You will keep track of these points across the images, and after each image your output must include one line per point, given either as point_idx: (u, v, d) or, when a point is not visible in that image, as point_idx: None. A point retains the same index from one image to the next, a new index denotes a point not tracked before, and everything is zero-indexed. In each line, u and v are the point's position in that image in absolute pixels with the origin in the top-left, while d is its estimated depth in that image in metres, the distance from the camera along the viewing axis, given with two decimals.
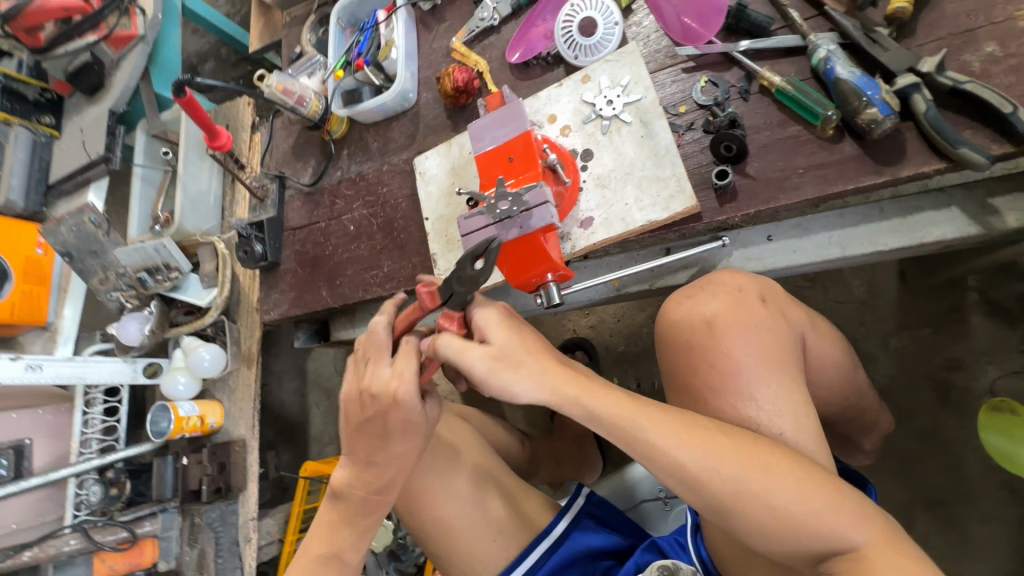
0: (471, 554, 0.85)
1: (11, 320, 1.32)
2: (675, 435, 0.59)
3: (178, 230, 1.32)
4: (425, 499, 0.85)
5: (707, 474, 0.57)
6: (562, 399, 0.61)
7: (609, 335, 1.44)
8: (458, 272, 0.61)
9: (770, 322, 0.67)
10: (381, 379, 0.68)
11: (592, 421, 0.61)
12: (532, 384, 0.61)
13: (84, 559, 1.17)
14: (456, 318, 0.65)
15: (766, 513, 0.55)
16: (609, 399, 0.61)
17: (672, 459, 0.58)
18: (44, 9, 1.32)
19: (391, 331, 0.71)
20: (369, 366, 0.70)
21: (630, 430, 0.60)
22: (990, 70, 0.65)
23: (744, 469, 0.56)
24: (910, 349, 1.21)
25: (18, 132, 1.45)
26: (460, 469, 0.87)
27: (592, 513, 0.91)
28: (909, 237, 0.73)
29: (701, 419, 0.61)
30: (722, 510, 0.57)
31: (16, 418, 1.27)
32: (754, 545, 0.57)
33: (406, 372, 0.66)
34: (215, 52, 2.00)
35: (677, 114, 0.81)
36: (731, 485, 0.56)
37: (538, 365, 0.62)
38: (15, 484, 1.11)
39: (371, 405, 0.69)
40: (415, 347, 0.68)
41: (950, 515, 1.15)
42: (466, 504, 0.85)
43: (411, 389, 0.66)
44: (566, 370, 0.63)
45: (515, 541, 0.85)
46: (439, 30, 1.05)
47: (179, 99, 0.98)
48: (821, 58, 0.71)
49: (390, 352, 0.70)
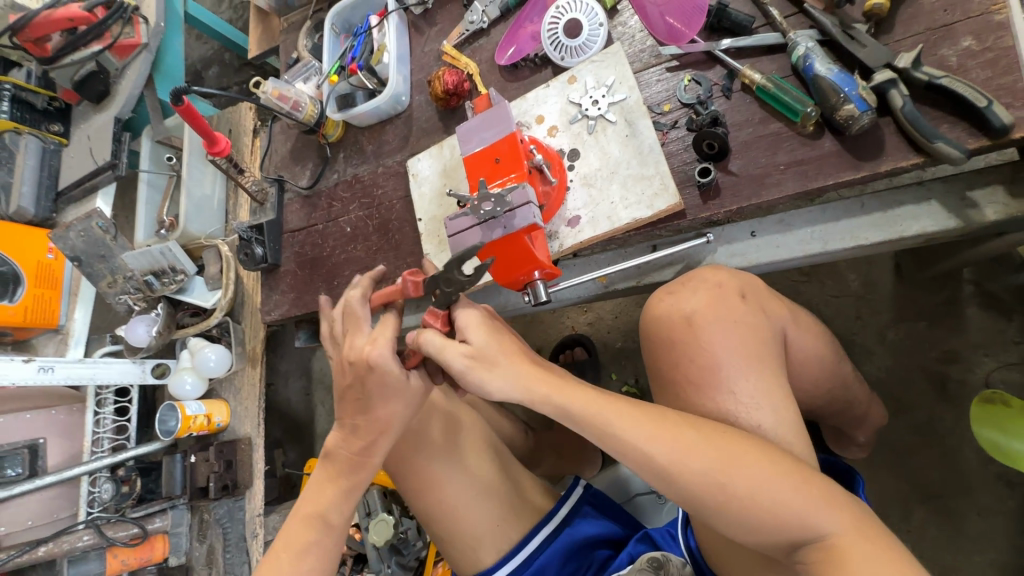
0: (473, 538, 0.87)
1: (25, 323, 1.37)
2: (646, 429, 0.62)
3: (182, 233, 1.35)
4: (429, 484, 0.87)
5: (675, 467, 0.60)
6: (535, 397, 0.66)
7: (606, 332, 1.45)
8: (445, 275, 0.67)
9: (749, 317, 0.69)
10: (359, 344, 0.73)
11: (566, 418, 0.66)
12: (508, 382, 0.66)
13: (97, 554, 1.21)
14: (441, 313, 0.71)
15: (733, 503, 0.58)
16: (582, 396, 0.65)
17: (641, 453, 0.62)
18: (49, 20, 1.34)
19: (368, 305, 0.76)
20: (348, 335, 0.75)
21: (603, 426, 0.64)
22: (967, 64, 0.66)
23: (711, 460, 0.59)
24: (906, 342, 1.21)
25: (28, 140, 1.50)
26: (464, 456, 0.89)
27: (592, 501, 0.94)
28: (890, 231, 0.75)
29: (673, 415, 0.64)
30: (691, 501, 0.60)
31: (30, 418, 1.31)
32: (725, 532, 0.61)
33: (383, 338, 0.71)
34: (218, 57, 2.03)
35: (661, 113, 0.83)
36: (700, 476, 0.60)
37: (512, 365, 0.66)
38: (30, 483, 1.15)
39: (349, 370, 0.73)
40: (393, 322, 0.73)
41: (947, 508, 1.15)
42: (469, 490, 0.87)
43: (386, 352, 0.70)
44: (539, 370, 0.67)
45: (517, 527, 0.88)
46: (431, 33, 1.07)
47: (177, 106, 1.00)
48: (800, 55, 0.72)
49: (367, 323, 0.75)
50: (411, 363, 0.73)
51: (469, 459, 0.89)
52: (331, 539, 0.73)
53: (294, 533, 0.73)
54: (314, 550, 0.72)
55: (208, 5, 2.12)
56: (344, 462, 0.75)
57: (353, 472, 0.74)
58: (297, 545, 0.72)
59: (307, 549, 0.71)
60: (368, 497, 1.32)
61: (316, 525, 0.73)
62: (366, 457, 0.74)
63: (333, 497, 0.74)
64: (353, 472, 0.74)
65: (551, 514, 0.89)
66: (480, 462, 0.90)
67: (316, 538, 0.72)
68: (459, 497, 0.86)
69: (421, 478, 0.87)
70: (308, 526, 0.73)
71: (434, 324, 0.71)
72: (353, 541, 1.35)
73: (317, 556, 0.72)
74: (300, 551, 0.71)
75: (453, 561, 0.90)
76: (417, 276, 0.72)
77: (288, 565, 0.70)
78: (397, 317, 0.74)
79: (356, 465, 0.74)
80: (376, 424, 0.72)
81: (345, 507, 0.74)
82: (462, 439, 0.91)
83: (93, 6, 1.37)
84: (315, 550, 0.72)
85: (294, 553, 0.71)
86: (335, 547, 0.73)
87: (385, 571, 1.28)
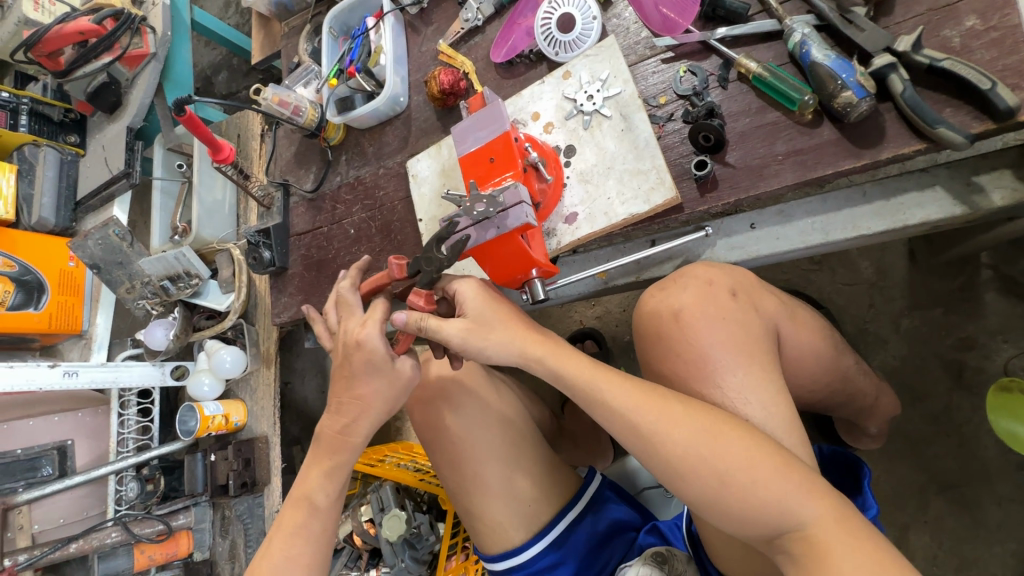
0: (498, 514, 0.87)
1: (50, 329, 1.42)
2: (630, 396, 0.65)
3: (195, 239, 1.38)
4: (460, 457, 0.89)
5: (659, 437, 0.62)
6: (529, 359, 0.69)
7: (615, 325, 1.44)
8: (426, 255, 0.70)
9: (739, 314, 0.70)
10: (353, 325, 0.76)
11: (559, 382, 0.69)
12: (502, 346, 0.69)
13: (125, 551, 1.26)
14: (424, 293, 0.72)
15: (712, 478, 0.60)
16: (573, 364, 0.68)
17: (628, 420, 0.64)
18: (60, 35, 1.38)
19: (357, 293, 0.79)
20: (343, 319, 0.78)
21: (591, 391, 0.67)
22: (970, 44, 0.65)
23: (692, 434, 0.62)
24: (920, 330, 1.18)
25: (47, 152, 1.54)
26: (495, 430, 0.89)
27: (610, 485, 0.96)
28: (893, 220, 0.73)
29: (662, 389, 0.66)
30: (674, 474, 0.62)
31: (58, 421, 1.38)
32: (703, 513, 0.62)
33: (373, 320, 0.74)
34: (226, 63, 2.05)
35: (657, 106, 0.82)
36: (681, 448, 0.62)
37: (507, 331, 0.69)
38: (61, 483, 1.20)
39: (341, 350, 0.76)
40: (383, 305, 0.75)
41: (964, 498, 1.12)
42: (495, 473, 0.87)
43: (375, 332, 0.73)
44: (533, 335, 0.70)
45: (547, 509, 0.88)
46: (427, 33, 1.07)
47: (180, 117, 1.03)
48: (796, 42, 0.70)
49: (360, 309, 0.78)
50: (400, 349, 0.76)
51: (500, 434, 0.89)
52: (317, 522, 0.74)
53: (285, 517, 0.75)
54: (301, 534, 0.73)
55: (214, 12, 2.15)
56: (329, 442, 0.77)
57: (336, 451, 0.77)
58: (289, 526, 0.74)
59: (297, 534, 0.73)
60: (382, 493, 1.34)
61: (303, 507, 0.75)
62: (348, 435, 0.76)
63: (318, 477, 0.76)
64: (336, 450, 0.77)
65: (580, 493, 0.90)
66: (511, 437, 0.89)
67: (303, 521, 0.74)
68: (489, 471, 0.87)
69: (452, 450, 0.89)
70: (296, 509, 0.75)
71: (418, 303, 0.71)
72: (367, 536, 1.35)
73: (306, 541, 0.73)
74: (291, 535, 0.73)
75: (476, 537, 0.91)
76: (402, 262, 0.75)
77: (281, 549, 0.72)
78: (387, 301, 0.77)
79: (337, 442, 0.76)
80: (358, 403, 0.75)
81: (330, 487, 0.76)
82: (494, 414, 0.90)
83: (103, 19, 1.41)
84: (303, 535, 0.73)
85: (285, 537, 0.73)
86: (323, 530, 0.75)
87: (399, 565, 1.29)
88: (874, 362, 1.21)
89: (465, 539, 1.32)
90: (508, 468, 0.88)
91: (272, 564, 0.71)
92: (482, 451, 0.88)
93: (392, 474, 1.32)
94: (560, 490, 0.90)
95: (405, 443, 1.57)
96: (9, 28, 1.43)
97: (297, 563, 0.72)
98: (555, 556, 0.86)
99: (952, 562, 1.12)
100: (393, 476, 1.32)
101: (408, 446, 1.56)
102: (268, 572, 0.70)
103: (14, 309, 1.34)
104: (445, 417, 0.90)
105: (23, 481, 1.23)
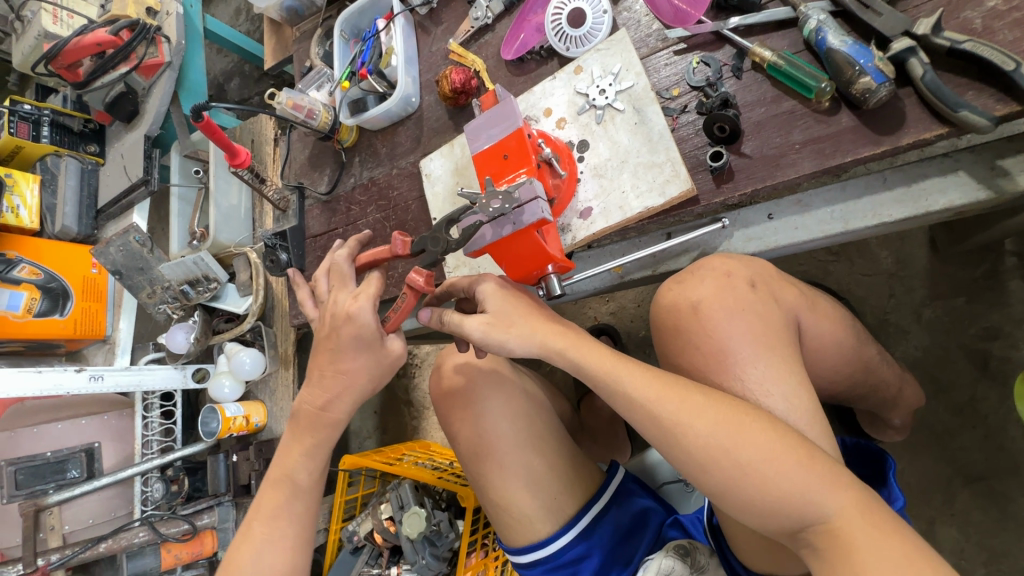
0: (524, 506, 0.87)
1: (75, 335, 1.45)
2: (652, 388, 0.65)
3: (213, 243, 1.40)
4: (486, 450, 0.90)
5: (680, 427, 0.62)
6: (550, 352, 0.69)
7: (629, 321, 1.44)
8: (434, 234, 0.72)
9: (758, 306, 0.69)
10: (341, 301, 0.76)
11: (580, 373, 0.68)
12: (524, 340, 0.68)
13: (152, 550, 1.29)
14: (424, 273, 0.72)
15: (734, 469, 0.60)
16: (595, 355, 0.68)
17: (648, 410, 0.64)
18: (79, 46, 1.42)
19: (351, 263, 0.79)
20: (334, 291, 0.78)
21: (612, 382, 0.67)
22: (992, 26, 0.64)
23: (715, 425, 0.61)
24: (943, 319, 1.16)
25: (68, 162, 1.59)
26: (520, 423, 0.90)
27: (634, 478, 0.96)
28: (915, 207, 0.72)
29: (683, 379, 0.66)
30: (696, 465, 0.62)
31: (86, 424, 1.40)
32: (725, 506, 0.62)
33: (365, 294, 0.74)
34: (238, 69, 2.08)
35: (671, 98, 0.81)
36: (704, 439, 0.61)
37: (528, 325, 0.69)
38: (89, 484, 1.23)
39: (329, 323, 0.76)
40: (378, 280, 0.75)
41: (991, 490, 1.10)
42: (519, 467, 0.88)
43: (366, 307, 0.73)
44: (555, 327, 0.70)
45: (573, 502, 0.88)
46: (437, 33, 1.08)
47: (198, 123, 1.04)
48: (812, 29, 0.70)
49: (351, 281, 0.78)
50: (388, 327, 0.76)
51: (525, 427, 0.90)
52: (298, 502, 0.77)
53: (265, 499, 0.77)
54: (282, 515, 0.75)
55: (226, 20, 2.18)
56: (308, 421, 0.78)
57: (314, 429, 0.78)
58: (268, 509, 0.76)
59: (277, 515, 0.75)
60: (401, 491, 1.35)
61: (284, 486, 0.77)
62: (327, 411, 0.77)
63: (299, 453, 0.78)
64: (312, 430, 0.78)
65: (605, 486, 0.90)
66: (536, 429, 0.90)
67: (284, 501, 0.76)
68: (515, 463, 0.88)
69: (479, 443, 0.90)
70: (276, 488, 0.77)
71: (417, 284, 0.72)
72: (387, 533, 1.37)
73: (287, 524, 0.75)
74: (271, 518, 0.75)
75: (501, 530, 0.91)
76: (405, 238, 0.74)
77: (262, 531, 0.74)
78: (382, 275, 0.76)
79: (317, 420, 0.77)
80: (343, 378, 0.75)
81: (310, 465, 0.78)
82: (518, 409, 0.91)
83: (120, 30, 1.43)
84: (286, 517, 0.76)
85: (266, 520, 0.75)
86: (304, 509, 0.77)
87: (420, 562, 1.30)
88: (896, 353, 1.19)
89: (485, 536, 1.33)
90: (530, 462, 0.88)
91: (252, 546, 0.73)
92: (505, 446, 0.89)
93: (411, 473, 1.34)
94: (587, 484, 0.90)
95: (422, 442, 1.60)
96: (30, 43, 1.47)
97: (279, 545, 0.74)
98: (582, 548, 0.85)
99: (980, 555, 1.10)
100: (412, 474, 1.35)
101: (425, 445, 1.59)
102: (249, 555, 0.73)
103: (41, 315, 1.38)
104: (470, 410, 0.92)
105: (53, 483, 1.29)
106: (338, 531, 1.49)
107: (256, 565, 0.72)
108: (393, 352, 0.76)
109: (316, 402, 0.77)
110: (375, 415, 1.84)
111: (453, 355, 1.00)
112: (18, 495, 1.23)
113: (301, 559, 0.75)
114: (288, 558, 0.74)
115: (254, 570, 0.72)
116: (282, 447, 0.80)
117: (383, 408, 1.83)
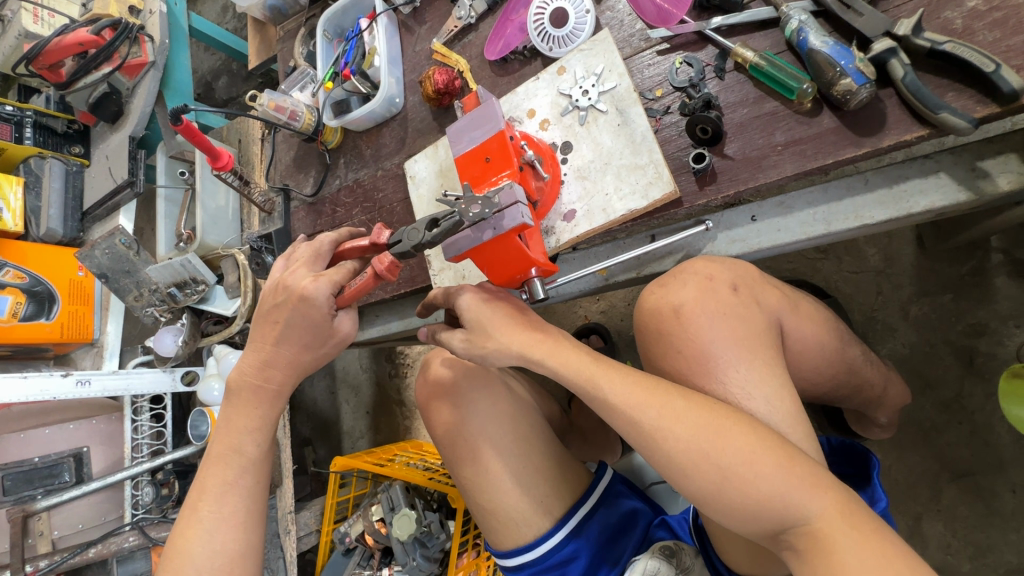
0: (511, 508, 0.86)
1: (62, 338, 1.43)
2: (632, 393, 0.64)
3: (200, 245, 1.34)
4: (471, 452, 0.89)
5: (660, 433, 0.62)
6: (530, 360, 0.69)
7: (620, 319, 1.44)
8: (414, 234, 0.70)
9: (740, 310, 0.69)
10: (299, 277, 0.76)
11: (560, 380, 0.68)
12: (503, 351, 0.69)
13: (143, 554, 1.31)
14: (391, 258, 0.71)
15: (713, 472, 0.60)
16: (575, 361, 0.68)
17: (629, 417, 0.64)
18: (61, 46, 1.38)
19: (334, 247, 0.81)
20: (297, 262, 0.78)
21: (593, 390, 0.66)
22: (973, 26, 0.64)
23: (695, 429, 0.61)
24: (930, 317, 1.16)
25: (52, 164, 1.55)
26: (506, 426, 0.89)
27: (623, 479, 0.96)
28: (897, 208, 0.72)
29: (665, 383, 0.65)
30: (676, 469, 0.62)
31: (73, 428, 1.37)
32: (706, 509, 0.62)
33: (326, 276, 0.74)
34: (226, 68, 2.06)
35: (654, 99, 0.81)
36: (684, 443, 0.61)
37: (505, 336, 0.69)
38: (79, 489, 1.20)
39: (283, 295, 0.76)
40: (346, 269, 0.76)
41: (977, 486, 1.11)
42: (506, 470, 0.87)
43: (323, 289, 0.73)
44: (535, 335, 0.69)
45: (560, 503, 0.87)
46: (421, 32, 1.06)
47: (176, 126, 1.03)
48: (793, 29, 0.70)
49: (324, 261, 0.79)
50: (341, 305, 0.76)
51: (511, 430, 0.89)
52: (249, 476, 0.75)
53: (209, 477, 0.74)
54: (233, 491, 0.73)
55: (213, 18, 2.15)
56: (249, 395, 0.78)
57: (257, 402, 0.78)
58: (215, 486, 0.73)
59: (227, 490, 0.73)
60: (392, 493, 1.36)
61: (232, 461, 0.75)
62: (268, 383, 0.78)
63: (245, 426, 0.77)
64: (255, 401, 0.78)
65: (593, 488, 0.90)
66: (521, 433, 0.89)
67: (234, 477, 0.74)
68: (500, 466, 0.87)
69: (464, 447, 0.89)
70: (223, 464, 0.75)
71: (380, 265, 0.71)
72: (379, 535, 1.37)
73: (236, 498, 0.73)
74: (220, 496, 0.73)
75: (488, 532, 0.91)
76: (387, 231, 0.76)
77: (210, 510, 0.72)
78: (354, 266, 0.77)
79: (257, 396, 0.78)
80: (287, 355, 0.77)
81: (258, 437, 0.77)
82: (503, 411, 0.90)
83: (101, 29, 1.39)
84: (236, 492, 0.74)
85: (214, 498, 0.73)
86: (254, 483, 0.75)
87: (411, 564, 1.31)
88: (883, 351, 1.19)
89: (475, 536, 1.34)
90: (518, 464, 0.87)
91: (199, 528, 0.71)
92: (490, 448, 0.88)
93: (402, 474, 1.33)
94: (573, 486, 0.90)
95: (414, 442, 1.60)
96: (10, 42, 1.44)
97: (229, 522, 0.72)
98: (571, 547, 0.85)
99: (966, 551, 1.11)
100: (403, 476, 1.33)
101: (418, 445, 1.59)
102: (195, 536, 0.70)
103: (26, 320, 1.36)
104: (456, 413, 0.91)
105: (42, 488, 1.29)
106: (330, 533, 1.49)
107: (207, 544, 0.70)
108: (341, 331, 0.78)
109: (254, 367, 0.78)
110: (367, 416, 1.84)
111: (439, 356, 0.99)
112: (7, 500, 1.24)
113: (254, 536, 0.73)
114: (239, 539, 0.72)
115: (205, 550, 0.70)
116: (225, 420, 0.78)
117: (375, 407, 1.83)
